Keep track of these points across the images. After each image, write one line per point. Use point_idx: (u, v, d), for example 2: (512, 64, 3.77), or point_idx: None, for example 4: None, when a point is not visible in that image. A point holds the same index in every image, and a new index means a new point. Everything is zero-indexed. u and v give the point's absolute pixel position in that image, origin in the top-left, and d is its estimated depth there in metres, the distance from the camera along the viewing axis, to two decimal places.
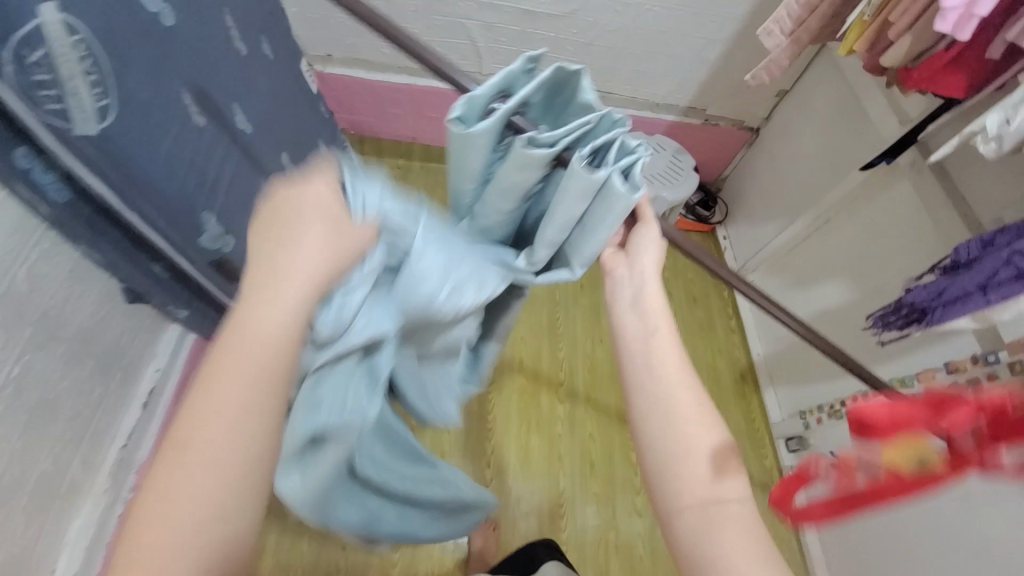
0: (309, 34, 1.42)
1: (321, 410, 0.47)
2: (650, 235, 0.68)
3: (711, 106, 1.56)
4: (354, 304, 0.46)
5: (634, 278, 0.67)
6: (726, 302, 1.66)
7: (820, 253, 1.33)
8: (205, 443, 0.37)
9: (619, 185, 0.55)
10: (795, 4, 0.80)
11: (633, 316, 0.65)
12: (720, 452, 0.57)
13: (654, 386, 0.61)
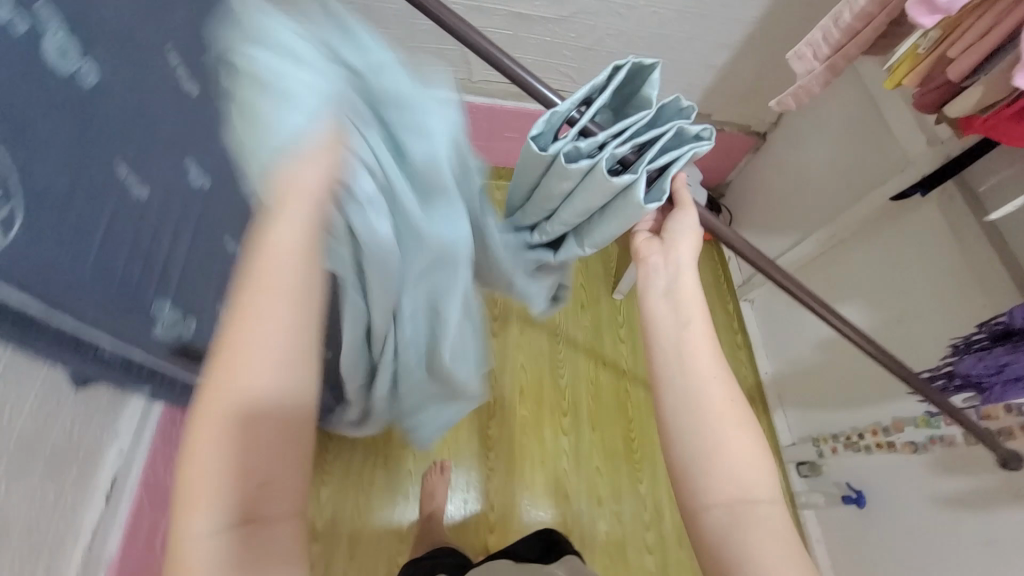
0: None
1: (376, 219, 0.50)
2: (683, 225, 0.66)
3: (716, 111, 1.47)
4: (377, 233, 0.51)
5: (669, 268, 0.65)
6: (730, 316, 1.61)
7: (834, 273, 1.26)
8: (255, 380, 0.41)
9: (643, 191, 0.57)
10: (835, 29, 0.69)
11: (666, 307, 0.61)
12: (752, 455, 0.53)
13: (687, 382, 0.56)
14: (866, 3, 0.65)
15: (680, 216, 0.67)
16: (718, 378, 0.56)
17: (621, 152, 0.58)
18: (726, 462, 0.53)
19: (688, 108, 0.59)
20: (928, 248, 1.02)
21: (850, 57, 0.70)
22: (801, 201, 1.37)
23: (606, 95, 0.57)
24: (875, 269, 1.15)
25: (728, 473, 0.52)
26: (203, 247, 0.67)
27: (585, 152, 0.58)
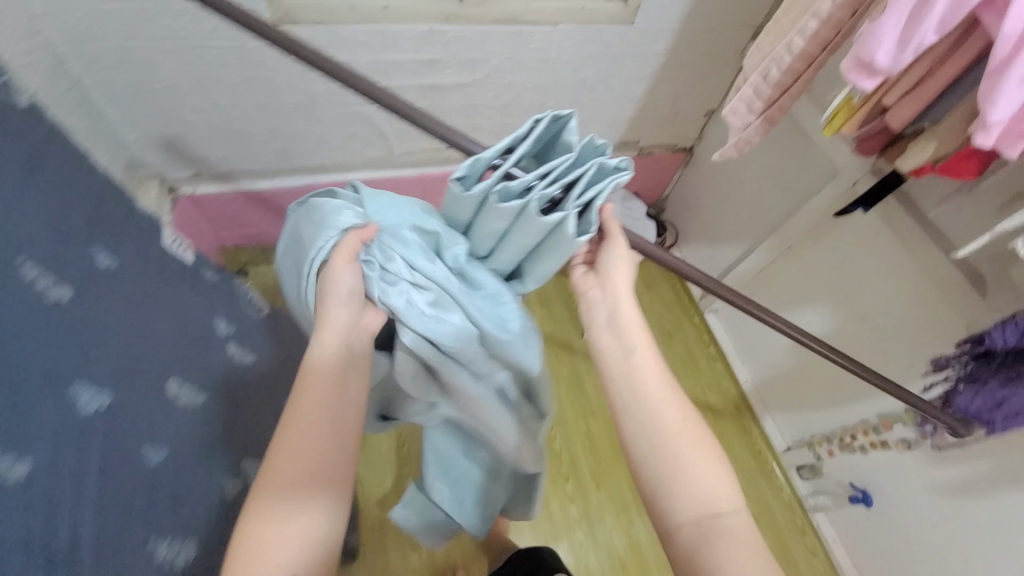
0: (163, 158, 1.10)
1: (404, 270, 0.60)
2: (615, 257, 0.65)
3: (643, 137, 1.47)
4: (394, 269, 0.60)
5: (607, 298, 0.64)
6: (699, 329, 1.61)
7: (789, 279, 1.28)
8: (320, 364, 0.55)
9: (569, 229, 0.52)
10: (765, 85, 0.68)
11: (611, 338, 0.62)
12: (713, 471, 0.55)
13: (644, 413, 0.57)
14: (791, 61, 0.64)
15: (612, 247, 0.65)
16: (669, 398, 0.58)
17: (549, 192, 0.52)
18: (689, 480, 0.54)
19: (602, 146, 0.53)
20: (874, 250, 1.06)
21: (784, 108, 0.70)
22: (741, 211, 1.40)
23: (529, 142, 0.52)
24: (828, 271, 1.17)
25: (694, 487, 0.53)
26: (122, 484, 0.58)
27: (512, 193, 0.54)
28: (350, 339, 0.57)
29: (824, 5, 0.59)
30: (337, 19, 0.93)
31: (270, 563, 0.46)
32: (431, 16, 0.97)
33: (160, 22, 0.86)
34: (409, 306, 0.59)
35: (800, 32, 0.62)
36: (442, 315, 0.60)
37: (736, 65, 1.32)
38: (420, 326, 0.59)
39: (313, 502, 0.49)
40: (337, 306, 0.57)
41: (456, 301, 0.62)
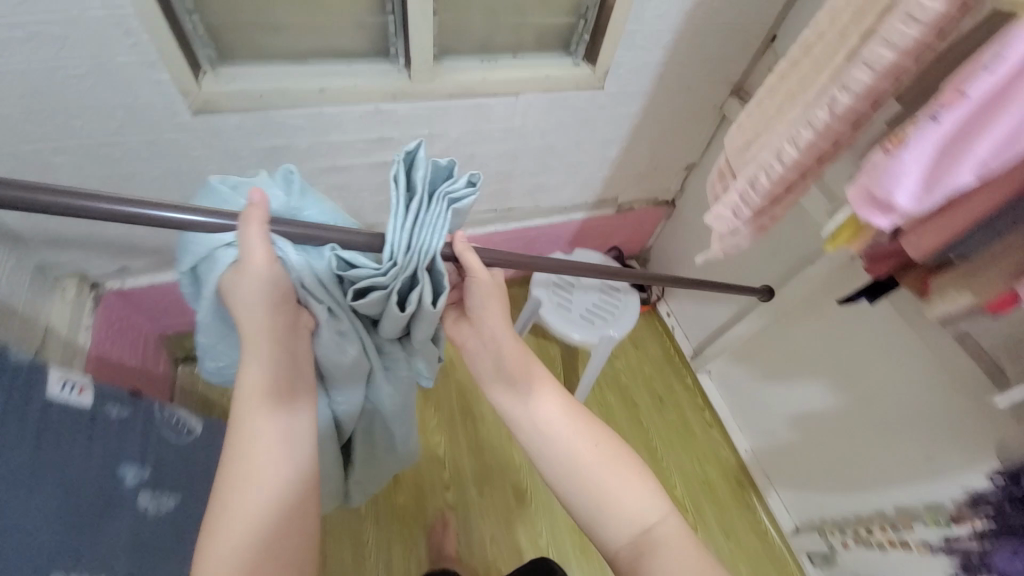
0: (82, 256, 0.98)
1: (305, 285, 0.60)
2: (479, 296, 0.67)
3: (621, 194, 1.38)
4: (300, 280, 0.60)
5: (489, 347, 0.70)
6: (693, 391, 1.50)
7: (788, 348, 1.18)
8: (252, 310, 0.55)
9: (424, 298, 0.58)
10: (755, 195, 0.67)
11: (506, 392, 0.68)
12: (632, 485, 0.60)
13: (557, 454, 0.62)
14: (783, 170, 0.63)
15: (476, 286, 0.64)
16: (575, 433, 0.63)
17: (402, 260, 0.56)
18: (615, 503, 0.59)
19: (449, 164, 0.58)
20: (879, 331, 0.96)
21: (776, 217, 0.69)
22: (730, 272, 1.31)
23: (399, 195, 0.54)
24: (829, 345, 1.07)
25: (618, 514, 0.58)
26: None
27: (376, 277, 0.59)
28: (286, 342, 0.58)
29: (816, 116, 0.57)
30: (267, 105, 0.82)
31: (256, 471, 0.51)
32: (376, 94, 0.87)
33: (54, 123, 0.74)
34: (323, 328, 0.62)
35: (790, 139, 0.61)
36: (345, 344, 0.65)
37: (717, 119, 1.24)
38: (320, 347, 0.63)
39: (284, 416, 0.55)
40: (252, 311, 0.56)
41: (357, 328, 0.66)
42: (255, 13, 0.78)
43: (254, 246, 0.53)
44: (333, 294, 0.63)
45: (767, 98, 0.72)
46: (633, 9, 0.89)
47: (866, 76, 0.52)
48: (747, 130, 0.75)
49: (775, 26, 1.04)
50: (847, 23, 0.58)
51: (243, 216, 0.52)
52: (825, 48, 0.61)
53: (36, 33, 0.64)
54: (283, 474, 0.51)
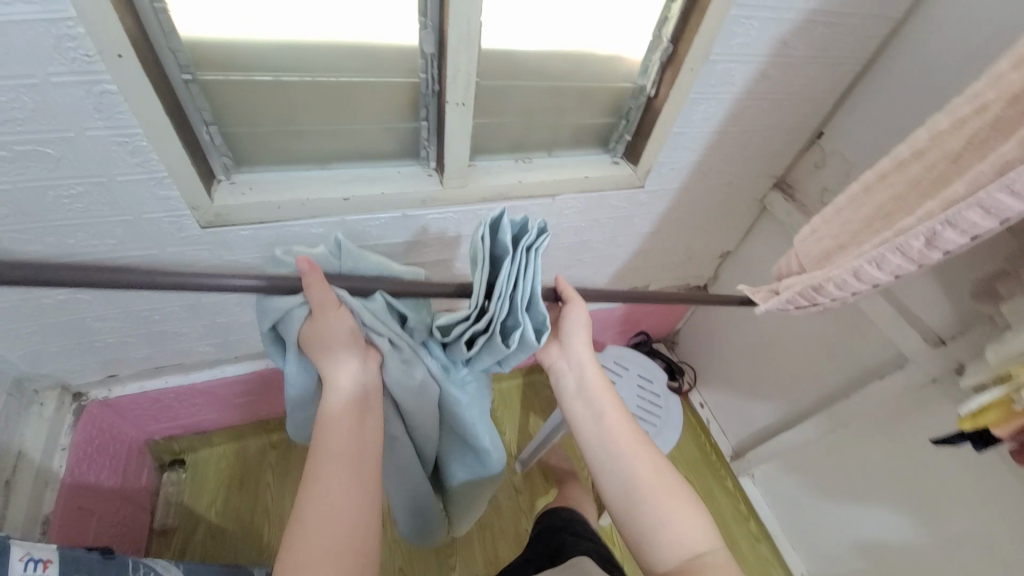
0: (66, 368, 0.87)
1: (369, 322, 0.55)
2: (580, 324, 0.68)
3: (654, 282, 1.28)
4: (365, 317, 0.55)
5: (574, 366, 0.69)
6: (735, 496, 1.35)
7: (853, 464, 1.05)
8: (327, 323, 0.53)
9: (528, 333, 0.55)
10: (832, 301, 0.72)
11: (581, 405, 0.66)
12: (688, 515, 0.59)
13: (619, 472, 0.61)
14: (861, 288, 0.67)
15: (571, 312, 0.68)
16: (641, 454, 0.62)
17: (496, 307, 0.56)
18: (666, 533, 0.57)
19: (525, 219, 0.59)
20: (971, 465, 0.85)
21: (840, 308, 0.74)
22: (776, 370, 1.19)
23: (485, 250, 0.55)
24: (904, 464, 0.96)
25: (667, 540, 0.57)
26: None
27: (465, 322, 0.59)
28: (359, 374, 0.55)
29: (909, 244, 0.58)
30: (284, 217, 0.74)
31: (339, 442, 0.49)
32: (404, 201, 0.80)
33: (43, 242, 0.65)
34: (395, 360, 0.57)
35: (873, 261, 0.62)
36: (413, 371, 0.58)
37: (756, 210, 1.16)
38: (391, 382, 0.57)
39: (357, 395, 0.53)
40: (331, 347, 0.54)
41: (423, 355, 0.61)
42: (276, 122, 0.71)
43: (318, 293, 0.52)
44: (392, 324, 0.58)
45: (846, 209, 0.68)
46: (681, 113, 0.84)
47: (980, 217, 0.52)
48: (827, 240, 0.71)
49: (823, 122, 0.99)
50: (957, 149, 0.56)
51: (304, 281, 0.52)
52: (937, 171, 0.58)
53: (23, 152, 0.56)
54: (362, 443, 0.51)
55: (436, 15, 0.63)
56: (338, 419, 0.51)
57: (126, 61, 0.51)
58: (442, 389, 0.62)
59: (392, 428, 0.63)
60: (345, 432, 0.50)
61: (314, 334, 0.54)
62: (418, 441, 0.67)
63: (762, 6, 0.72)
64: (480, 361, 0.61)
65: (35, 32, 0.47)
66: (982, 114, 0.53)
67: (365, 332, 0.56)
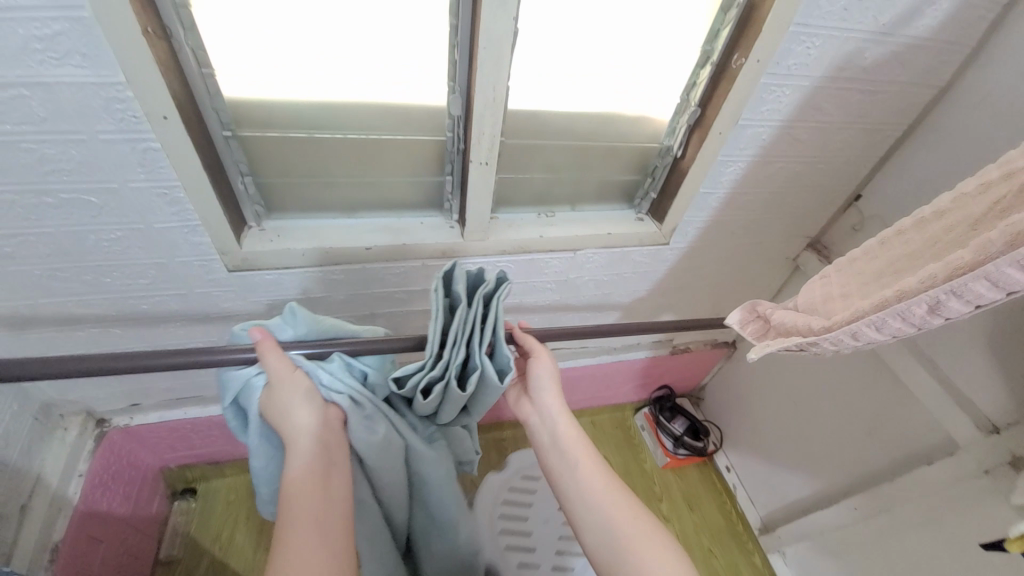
0: (92, 395, 0.89)
1: (328, 381, 0.56)
2: (545, 376, 0.66)
3: (679, 336, 1.24)
4: (324, 377, 0.56)
5: (545, 419, 0.67)
6: (761, 574, 1.25)
7: (894, 553, 0.95)
8: (284, 386, 0.54)
9: (491, 376, 0.55)
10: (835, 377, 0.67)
11: (555, 461, 0.64)
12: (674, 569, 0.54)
13: (597, 528, 0.58)
14: None
15: (536, 366, 0.66)
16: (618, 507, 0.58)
17: (455, 355, 0.54)
18: None
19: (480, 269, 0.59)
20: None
21: None
22: (810, 440, 1.11)
23: (440, 300, 0.53)
24: (955, 560, 0.86)
25: None
26: None
27: (423, 373, 0.56)
28: (320, 435, 0.53)
29: (911, 310, 0.53)
30: (308, 264, 0.76)
31: (304, 489, 0.49)
32: (425, 252, 0.81)
33: (80, 279, 0.69)
34: (360, 420, 0.56)
35: (872, 324, 0.56)
36: (377, 428, 0.57)
37: (788, 269, 1.12)
38: (354, 439, 0.56)
39: (322, 448, 0.53)
40: (289, 413, 0.54)
41: (385, 410, 0.59)
42: (307, 174, 0.74)
43: (268, 359, 0.53)
44: (353, 382, 0.57)
45: (860, 260, 0.63)
46: (710, 174, 0.83)
47: (986, 289, 0.47)
48: (833, 287, 0.65)
49: (860, 185, 0.95)
50: (978, 214, 0.52)
51: (257, 350, 0.54)
52: (953, 235, 0.54)
53: (67, 200, 0.59)
54: (329, 490, 0.50)
55: (464, 81, 0.65)
56: (303, 481, 0.50)
57: (170, 121, 0.55)
58: (408, 444, 0.61)
59: (359, 492, 0.60)
60: (312, 492, 0.49)
61: (276, 401, 0.54)
62: (387, 507, 0.65)
63: (794, 74, 0.71)
64: (444, 408, 0.59)
65: (87, 93, 0.51)
66: (1011, 179, 0.50)
67: (326, 393, 0.56)
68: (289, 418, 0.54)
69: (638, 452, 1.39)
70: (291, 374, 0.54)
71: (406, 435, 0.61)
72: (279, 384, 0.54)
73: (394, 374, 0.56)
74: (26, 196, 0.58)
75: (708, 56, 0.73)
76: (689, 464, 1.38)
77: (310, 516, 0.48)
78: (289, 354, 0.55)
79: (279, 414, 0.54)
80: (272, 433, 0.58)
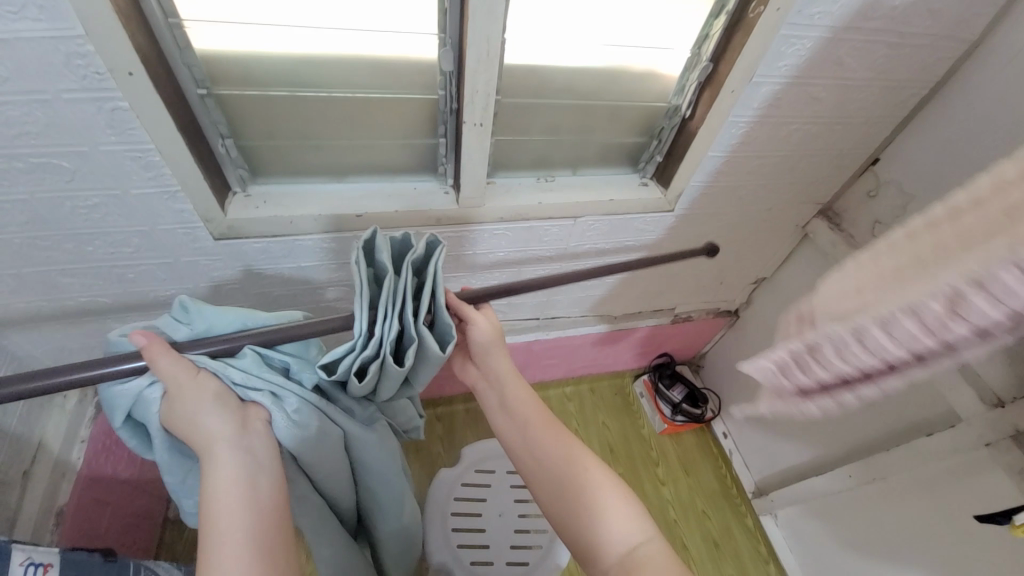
0: None
1: (241, 380, 0.53)
2: (482, 338, 0.63)
3: (680, 304, 1.21)
4: (233, 377, 0.53)
5: (492, 382, 0.66)
6: (753, 535, 1.28)
7: (886, 518, 0.97)
8: (186, 394, 0.49)
9: (431, 345, 0.54)
10: None
11: (504, 420, 0.64)
12: (622, 508, 0.53)
13: (545, 470, 0.58)
14: None
15: (474, 331, 0.63)
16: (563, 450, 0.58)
17: (386, 329, 0.52)
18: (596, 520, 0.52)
19: (406, 238, 0.59)
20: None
21: None
22: None
23: (362, 273, 0.52)
24: (947, 525, 0.87)
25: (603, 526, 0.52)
26: None
27: (353, 354, 0.53)
28: (239, 440, 0.50)
29: None
30: (298, 232, 0.73)
31: (226, 496, 0.46)
32: (419, 219, 0.77)
33: (64, 247, 0.66)
34: (286, 415, 0.54)
35: None
36: (307, 420, 0.55)
37: (796, 237, 1.08)
38: (280, 435, 0.54)
39: (242, 450, 0.49)
40: (197, 421, 0.50)
41: (313, 400, 0.57)
42: (290, 136, 0.69)
43: (161, 365, 0.49)
44: (268, 377, 0.54)
45: None
46: (720, 136, 0.78)
47: None
48: None
49: (878, 148, 0.90)
50: None
51: (144, 355, 0.48)
52: None
53: (37, 164, 0.56)
54: (256, 490, 0.47)
55: (455, 32, 0.59)
56: (223, 488, 0.46)
57: (136, 78, 0.51)
58: (347, 432, 0.60)
59: (297, 487, 0.59)
60: (236, 498, 0.46)
61: (180, 412, 0.50)
62: (331, 495, 0.64)
63: (817, 24, 0.65)
64: (384, 385, 0.57)
65: (46, 48, 0.47)
66: None
67: (241, 392, 0.53)
68: (198, 428, 0.49)
69: (636, 418, 1.40)
70: (193, 382, 0.50)
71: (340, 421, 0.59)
72: (180, 394, 0.49)
73: (321, 362, 0.53)
74: None
75: (722, 4, 0.66)
76: (686, 430, 1.40)
77: (237, 519, 0.44)
78: (188, 356, 0.51)
79: (185, 427, 0.50)
80: (180, 444, 0.55)
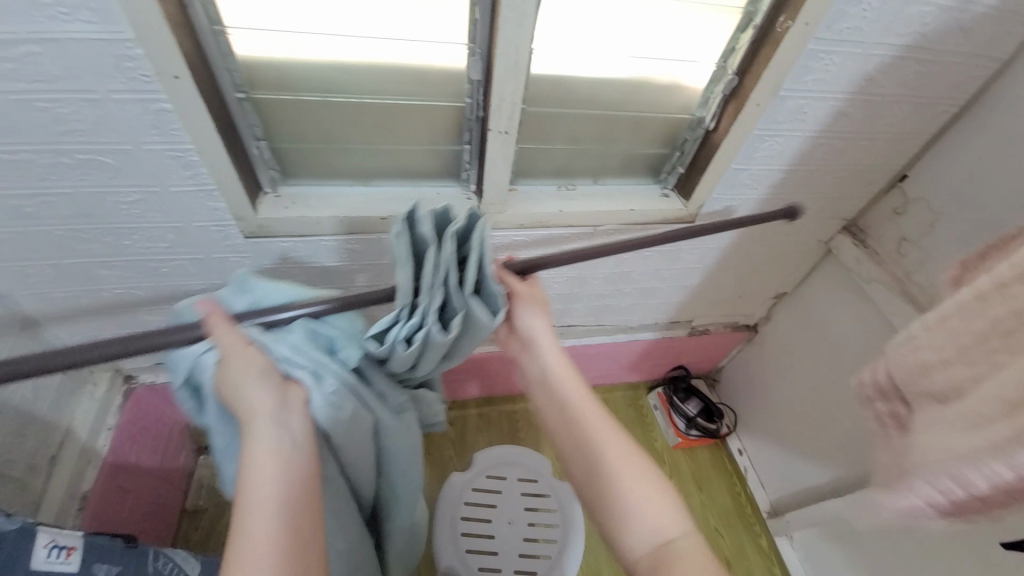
0: None
1: (289, 355, 0.56)
2: (529, 318, 0.65)
3: (697, 317, 1.20)
4: (284, 351, 0.56)
5: (534, 360, 0.66)
6: (767, 556, 1.25)
7: (906, 544, 0.94)
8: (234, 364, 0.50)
9: (478, 316, 0.56)
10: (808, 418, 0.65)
11: (545, 397, 0.63)
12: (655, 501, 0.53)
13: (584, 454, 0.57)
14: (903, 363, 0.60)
15: (520, 308, 0.65)
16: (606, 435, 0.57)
17: (431, 303, 0.55)
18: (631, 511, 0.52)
19: (445, 209, 0.56)
20: None
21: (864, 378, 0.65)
22: (824, 426, 1.10)
23: (401, 249, 0.53)
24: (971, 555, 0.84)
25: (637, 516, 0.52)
26: None
27: (402, 325, 0.57)
28: (279, 416, 0.50)
29: None
30: (324, 232, 0.75)
31: (262, 468, 0.45)
32: None
33: (103, 241, 0.69)
34: (324, 395, 0.55)
35: None
36: (343, 402, 0.57)
37: (819, 253, 1.06)
38: (315, 412, 0.55)
39: (280, 424, 0.49)
40: (242, 391, 0.50)
41: (350, 383, 0.60)
42: (320, 139, 0.72)
43: (219, 332, 0.51)
44: (313, 353, 0.58)
45: None
46: (743, 149, 0.78)
47: None
48: None
49: (907, 165, 0.88)
50: None
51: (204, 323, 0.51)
52: None
53: (83, 161, 0.59)
54: (290, 466, 0.47)
55: (484, 43, 0.61)
56: (259, 461, 0.46)
57: (181, 81, 0.53)
58: (376, 417, 0.63)
59: (326, 469, 0.60)
60: (272, 471, 0.45)
61: (229, 379, 0.51)
62: (355, 483, 0.65)
63: (844, 40, 0.65)
64: (432, 353, 0.61)
65: (98, 51, 0.49)
66: None
67: (288, 365, 0.55)
68: (242, 398, 0.50)
69: (650, 430, 1.39)
70: (241, 353, 0.51)
71: (373, 405, 0.62)
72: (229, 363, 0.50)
73: (369, 332, 0.59)
74: (43, 156, 0.57)
75: (750, 18, 0.67)
76: (700, 445, 1.38)
77: (272, 492, 0.44)
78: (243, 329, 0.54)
79: (231, 395, 0.51)
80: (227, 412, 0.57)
